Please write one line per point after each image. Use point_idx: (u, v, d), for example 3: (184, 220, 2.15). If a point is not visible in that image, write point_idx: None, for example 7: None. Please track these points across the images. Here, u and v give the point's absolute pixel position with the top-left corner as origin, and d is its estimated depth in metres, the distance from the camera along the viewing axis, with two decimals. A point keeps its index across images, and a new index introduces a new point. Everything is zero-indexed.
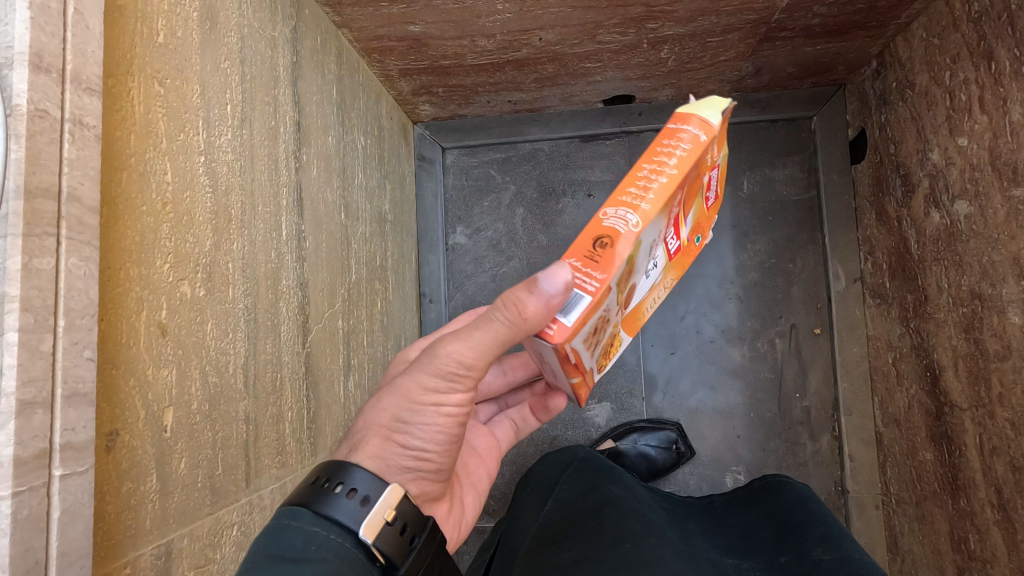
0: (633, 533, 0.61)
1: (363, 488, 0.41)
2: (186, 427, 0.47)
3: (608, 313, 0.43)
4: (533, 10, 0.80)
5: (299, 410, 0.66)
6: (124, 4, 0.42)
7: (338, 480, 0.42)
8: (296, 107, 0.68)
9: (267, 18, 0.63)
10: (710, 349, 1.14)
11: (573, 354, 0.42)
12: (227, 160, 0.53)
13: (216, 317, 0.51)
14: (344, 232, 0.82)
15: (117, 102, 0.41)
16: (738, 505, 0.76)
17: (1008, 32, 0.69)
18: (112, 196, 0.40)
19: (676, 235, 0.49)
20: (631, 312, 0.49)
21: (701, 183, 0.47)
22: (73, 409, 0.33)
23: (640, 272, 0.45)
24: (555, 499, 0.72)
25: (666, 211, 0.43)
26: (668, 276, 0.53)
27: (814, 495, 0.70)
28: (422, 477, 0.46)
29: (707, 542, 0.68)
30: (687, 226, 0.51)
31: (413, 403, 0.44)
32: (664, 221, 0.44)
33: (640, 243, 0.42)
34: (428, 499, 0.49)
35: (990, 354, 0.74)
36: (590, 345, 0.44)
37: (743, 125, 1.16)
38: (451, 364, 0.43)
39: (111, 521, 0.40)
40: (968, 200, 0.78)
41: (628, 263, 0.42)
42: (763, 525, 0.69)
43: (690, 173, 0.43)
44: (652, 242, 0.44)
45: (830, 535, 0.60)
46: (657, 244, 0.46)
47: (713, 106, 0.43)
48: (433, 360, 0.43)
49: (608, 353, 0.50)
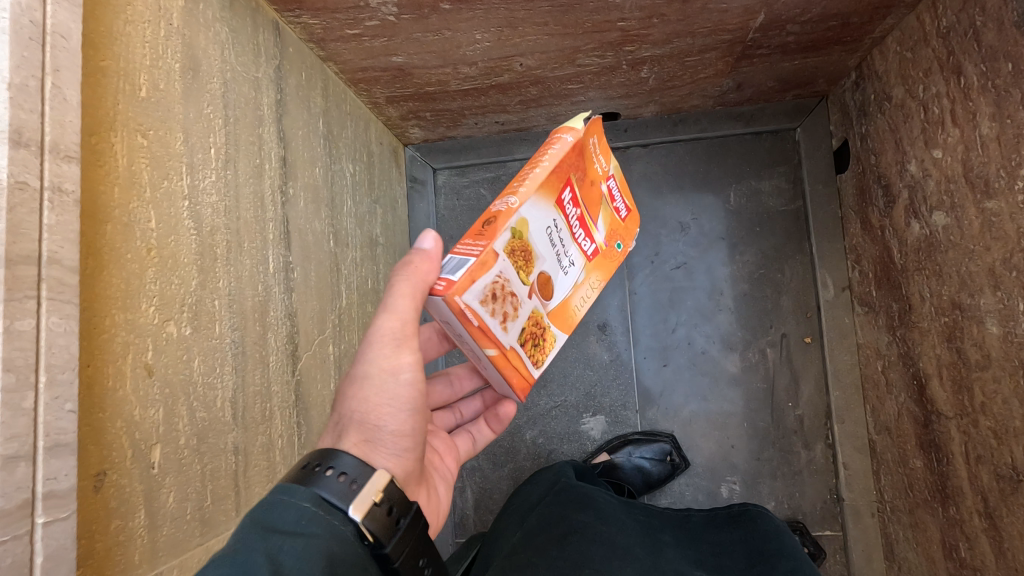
0: (599, 567, 0.63)
1: (353, 471, 0.46)
2: (175, 461, 0.49)
3: (510, 285, 0.51)
4: (512, 38, 0.82)
5: (289, 437, 0.68)
6: (106, 65, 0.45)
7: (328, 464, 0.46)
8: (282, 143, 0.71)
9: (251, 60, 0.65)
10: (702, 360, 1.15)
11: (475, 314, 0.49)
12: (211, 202, 0.55)
13: (203, 354, 0.53)
14: (334, 259, 0.84)
15: (101, 158, 0.44)
16: (714, 525, 0.80)
17: (974, 48, 0.70)
18: (96, 248, 0.43)
19: (584, 237, 0.59)
20: (557, 305, 0.57)
21: (593, 189, 0.59)
22: (56, 459, 0.35)
23: (544, 258, 0.54)
24: (525, 528, 0.73)
25: (551, 201, 0.54)
26: (594, 275, 0.61)
27: (785, 526, 0.76)
28: (402, 457, 0.52)
29: (678, 553, 0.71)
30: (598, 231, 0.61)
31: (370, 381, 0.52)
32: (552, 210, 0.54)
33: (524, 221, 0.52)
34: (412, 482, 0.54)
35: (972, 363, 0.75)
36: (499, 310, 0.51)
37: (728, 138, 1.17)
38: (387, 334, 0.52)
39: (101, 558, 0.42)
40: (945, 210, 0.79)
41: (525, 231, 0.52)
42: (737, 544, 0.74)
43: (567, 170, 0.56)
44: (546, 228, 0.54)
45: (796, 568, 0.64)
46: (557, 233, 0.55)
47: (577, 117, 0.57)
48: (376, 337, 0.52)
49: (537, 343, 0.56)
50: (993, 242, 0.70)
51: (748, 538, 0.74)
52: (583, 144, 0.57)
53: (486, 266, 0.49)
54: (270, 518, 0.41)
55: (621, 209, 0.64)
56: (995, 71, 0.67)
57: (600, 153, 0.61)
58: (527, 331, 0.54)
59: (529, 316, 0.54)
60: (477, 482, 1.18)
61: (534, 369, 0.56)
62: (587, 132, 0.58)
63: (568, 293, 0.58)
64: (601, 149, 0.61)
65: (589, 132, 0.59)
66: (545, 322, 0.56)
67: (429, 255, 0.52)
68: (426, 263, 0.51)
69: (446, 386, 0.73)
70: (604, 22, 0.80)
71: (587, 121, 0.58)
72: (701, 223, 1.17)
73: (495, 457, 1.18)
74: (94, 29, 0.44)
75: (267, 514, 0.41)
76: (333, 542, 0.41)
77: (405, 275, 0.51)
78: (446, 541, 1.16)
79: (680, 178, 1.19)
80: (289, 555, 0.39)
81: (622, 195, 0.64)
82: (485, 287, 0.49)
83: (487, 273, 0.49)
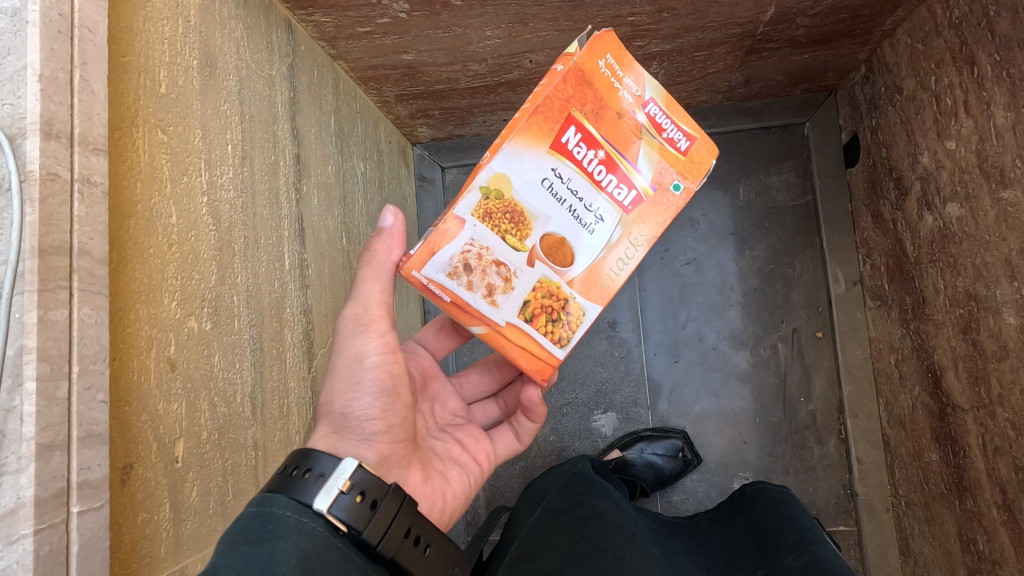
0: (616, 543, 0.64)
1: (320, 467, 0.47)
2: (197, 456, 0.49)
3: (488, 253, 0.56)
4: (523, 34, 0.82)
5: (306, 433, 0.68)
6: (127, 61, 0.45)
7: (294, 467, 0.47)
8: (296, 140, 0.71)
9: (264, 58, 0.65)
10: (713, 356, 1.15)
11: (446, 288, 0.56)
12: (229, 198, 0.56)
13: (222, 349, 0.53)
14: (346, 256, 0.84)
15: (123, 153, 0.44)
16: (720, 520, 0.83)
17: (987, 38, 0.70)
18: (121, 242, 0.43)
19: (614, 183, 0.56)
20: (578, 272, 0.58)
21: (617, 122, 0.55)
22: (88, 449, 0.36)
23: (544, 217, 0.55)
24: (542, 510, 0.75)
25: (543, 149, 0.54)
26: (638, 229, 0.58)
27: (789, 497, 0.77)
28: (377, 441, 0.56)
29: (690, 561, 0.73)
30: (638, 173, 0.57)
31: (345, 368, 0.56)
32: (548, 159, 0.54)
33: (501, 178, 0.54)
34: (394, 466, 0.57)
35: (988, 354, 0.74)
36: (481, 283, 0.56)
37: (737, 133, 1.17)
38: (353, 323, 0.57)
39: (128, 551, 0.42)
40: (958, 202, 0.79)
41: (502, 193, 0.55)
42: (743, 535, 0.75)
43: (563, 107, 0.54)
44: (542, 183, 0.55)
45: (801, 540, 0.66)
46: (560, 184, 0.55)
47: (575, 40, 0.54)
48: (343, 328, 0.57)
49: (552, 313, 0.58)
50: (1009, 232, 0.69)
51: (752, 527, 0.75)
52: (585, 69, 0.53)
53: (454, 240, 0.55)
54: (239, 531, 0.41)
55: (677, 139, 0.57)
56: (1010, 60, 0.67)
57: (620, 72, 0.55)
58: (533, 302, 0.58)
59: (533, 286, 0.57)
60: (489, 481, 1.18)
61: (553, 346, 0.59)
62: (590, 54, 0.54)
63: (596, 255, 0.58)
64: (623, 71, 0.55)
65: (596, 53, 0.54)
66: (565, 291, 0.58)
67: (391, 233, 0.56)
68: (380, 246, 0.56)
69: (483, 374, 0.78)
70: (614, 18, 0.80)
71: (588, 39, 0.54)
72: (710, 219, 1.17)
73: None
74: (115, 26, 0.45)
75: (234, 530, 0.41)
76: (303, 541, 0.42)
77: (367, 261, 0.56)
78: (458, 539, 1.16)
79: None
80: (254, 563, 0.39)
81: (674, 121, 0.57)
82: (454, 261, 0.56)
83: (458, 247, 0.56)
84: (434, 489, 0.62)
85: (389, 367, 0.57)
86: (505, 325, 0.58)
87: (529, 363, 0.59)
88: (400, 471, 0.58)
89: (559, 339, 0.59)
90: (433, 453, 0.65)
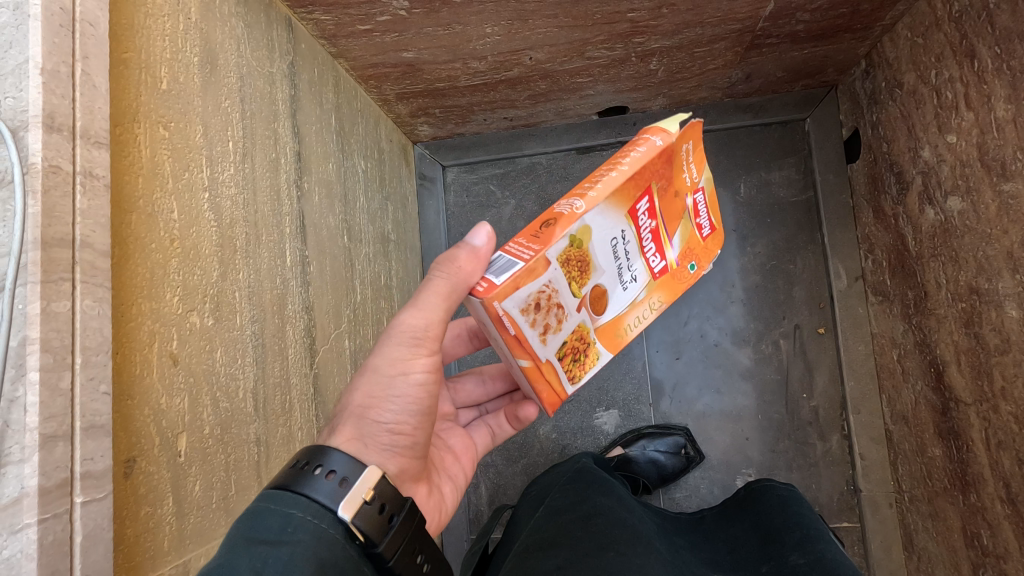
0: (620, 540, 0.64)
1: (342, 470, 0.45)
2: (200, 451, 0.49)
3: (556, 296, 0.50)
4: (522, 31, 0.83)
5: (308, 430, 0.68)
6: (128, 57, 0.45)
7: (315, 463, 0.45)
8: (296, 138, 0.71)
9: (265, 56, 0.65)
10: (715, 353, 1.14)
11: (513, 322, 0.49)
12: (230, 194, 0.56)
13: (225, 345, 0.53)
14: (348, 254, 0.84)
15: (125, 149, 0.44)
16: (725, 516, 0.83)
17: (988, 30, 0.70)
18: (123, 238, 0.43)
19: (654, 251, 0.56)
20: (605, 321, 0.56)
21: (676, 200, 0.56)
22: (91, 440, 0.36)
23: (602, 270, 0.53)
24: (546, 507, 0.75)
25: (623, 211, 0.51)
26: (656, 295, 0.59)
27: (793, 494, 0.77)
28: (399, 455, 0.54)
29: (694, 557, 0.73)
30: (673, 248, 0.58)
31: (384, 375, 0.53)
32: (622, 221, 0.52)
33: (588, 228, 0.49)
34: (407, 479, 0.57)
35: (990, 348, 0.74)
36: (542, 322, 0.51)
37: (737, 129, 1.17)
38: (409, 331, 0.53)
39: (131, 544, 0.42)
40: (960, 195, 0.78)
41: (584, 242, 0.50)
42: (748, 532, 0.75)
43: (649, 178, 0.52)
44: (611, 240, 0.52)
45: (806, 537, 0.66)
46: (623, 245, 0.53)
47: (673, 118, 0.53)
48: (394, 333, 0.54)
49: (577, 358, 0.56)
50: (1011, 225, 0.69)
51: (758, 523, 0.75)
52: (675, 150, 0.52)
53: (535, 279, 0.48)
54: (254, 531, 0.40)
55: (704, 227, 0.60)
56: (1009, 53, 0.67)
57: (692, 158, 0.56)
58: (569, 345, 0.54)
59: (573, 330, 0.54)
60: (491, 478, 1.18)
61: (568, 384, 0.56)
62: (682, 136, 0.53)
63: (624, 309, 0.56)
64: (695, 159, 0.56)
65: (687, 137, 0.53)
66: (592, 337, 0.56)
67: (477, 252, 0.51)
68: (468, 262, 0.51)
69: (477, 384, 0.77)
70: (613, 14, 0.80)
71: (686, 123, 0.53)
72: None
73: (508, 452, 1.18)
74: (117, 22, 0.45)
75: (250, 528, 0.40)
76: (321, 547, 0.41)
77: (446, 270, 0.51)
78: (461, 537, 1.16)
79: None
80: (273, 565, 0.38)
81: (708, 211, 0.60)
82: (529, 298, 0.49)
83: (534, 286, 0.49)
84: (435, 502, 0.62)
85: (432, 390, 0.55)
86: (544, 363, 0.53)
87: (543, 400, 0.56)
88: (411, 486, 0.58)
89: (575, 378, 0.56)
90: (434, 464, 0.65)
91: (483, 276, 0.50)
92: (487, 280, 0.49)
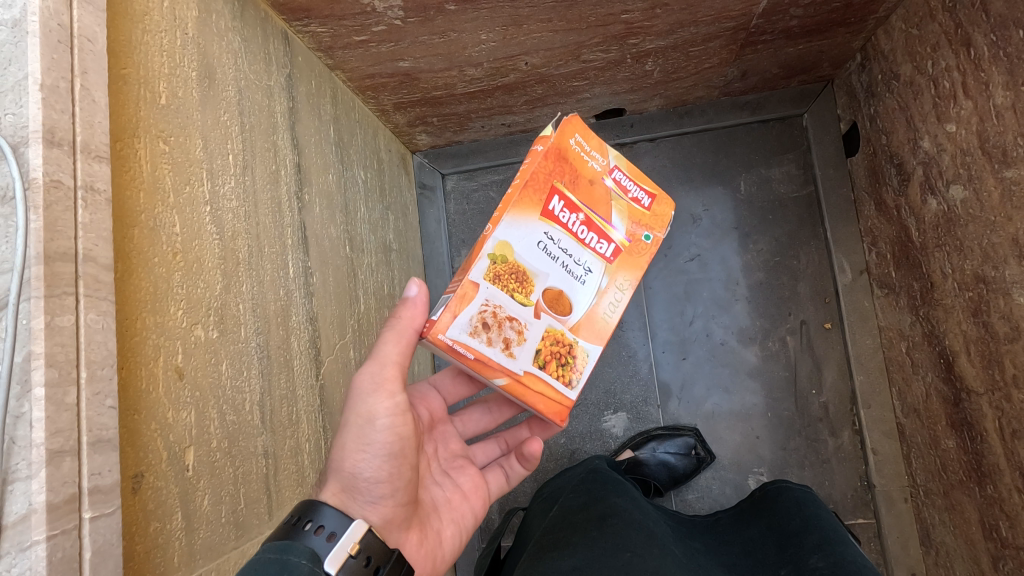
0: (635, 541, 0.63)
1: (331, 525, 0.49)
2: (208, 465, 0.49)
3: (503, 310, 0.57)
4: (517, 36, 0.83)
5: (316, 441, 0.68)
6: (127, 73, 0.46)
7: (316, 520, 0.49)
8: (296, 150, 0.71)
9: (262, 69, 0.66)
10: (722, 352, 1.14)
11: (468, 347, 0.56)
12: (232, 207, 0.56)
13: (230, 357, 0.53)
14: (350, 264, 0.84)
15: (126, 163, 0.44)
16: (741, 519, 0.82)
17: (982, 19, 0.70)
18: (126, 251, 0.43)
19: (597, 239, 0.60)
20: (574, 317, 0.60)
21: (594, 188, 0.59)
22: (99, 455, 0.36)
23: (544, 273, 0.58)
24: (560, 506, 0.74)
25: (535, 216, 0.57)
26: (622, 277, 0.61)
27: (810, 497, 0.76)
28: (381, 505, 0.56)
29: (711, 560, 0.72)
30: (614, 229, 0.60)
31: (354, 431, 0.55)
32: (540, 224, 0.57)
33: (505, 243, 0.56)
34: (395, 528, 0.57)
35: (1000, 336, 0.73)
36: (498, 338, 0.57)
37: (734, 127, 1.17)
38: (369, 380, 0.56)
39: (141, 560, 0.42)
40: (962, 184, 0.78)
41: (507, 256, 0.56)
42: (765, 535, 0.74)
43: (548, 180, 0.57)
44: (538, 245, 0.57)
45: (826, 541, 0.65)
46: (554, 245, 0.58)
47: (547, 124, 0.58)
48: (358, 390, 0.56)
49: (563, 358, 0.60)
50: (1014, 211, 0.69)
51: (774, 526, 0.74)
52: (561, 148, 0.58)
53: (470, 303, 0.56)
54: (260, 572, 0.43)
55: (641, 198, 0.61)
56: (1006, 39, 0.66)
57: (588, 147, 0.60)
58: (544, 351, 0.59)
59: (541, 336, 0.58)
60: None
61: (568, 389, 0.60)
62: (562, 134, 0.58)
63: (591, 301, 0.60)
64: (594, 147, 0.60)
65: (567, 132, 0.58)
66: (568, 337, 0.60)
67: (415, 302, 0.57)
68: (415, 310, 0.56)
69: (485, 414, 0.76)
70: (608, 16, 0.80)
71: (559, 123, 0.58)
72: (712, 214, 1.17)
73: None
74: (114, 38, 0.45)
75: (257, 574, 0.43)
76: None
77: (391, 325, 0.57)
78: (472, 546, 1.15)
79: (689, 170, 1.19)
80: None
81: (637, 182, 0.61)
82: (473, 321, 0.56)
83: (473, 309, 0.56)
84: (431, 548, 0.61)
85: (400, 432, 0.56)
86: (522, 375, 0.58)
87: (548, 408, 0.60)
88: (400, 534, 0.58)
89: (570, 381, 0.60)
90: (427, 506, 0.63)
91: (428, 317, 0.57)
92: (431, 319, 0.57)
